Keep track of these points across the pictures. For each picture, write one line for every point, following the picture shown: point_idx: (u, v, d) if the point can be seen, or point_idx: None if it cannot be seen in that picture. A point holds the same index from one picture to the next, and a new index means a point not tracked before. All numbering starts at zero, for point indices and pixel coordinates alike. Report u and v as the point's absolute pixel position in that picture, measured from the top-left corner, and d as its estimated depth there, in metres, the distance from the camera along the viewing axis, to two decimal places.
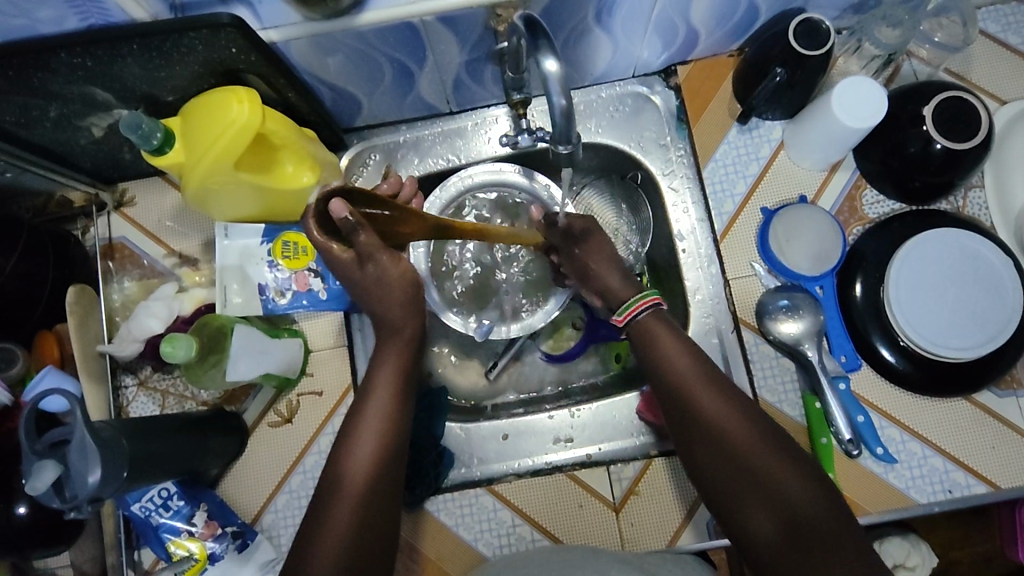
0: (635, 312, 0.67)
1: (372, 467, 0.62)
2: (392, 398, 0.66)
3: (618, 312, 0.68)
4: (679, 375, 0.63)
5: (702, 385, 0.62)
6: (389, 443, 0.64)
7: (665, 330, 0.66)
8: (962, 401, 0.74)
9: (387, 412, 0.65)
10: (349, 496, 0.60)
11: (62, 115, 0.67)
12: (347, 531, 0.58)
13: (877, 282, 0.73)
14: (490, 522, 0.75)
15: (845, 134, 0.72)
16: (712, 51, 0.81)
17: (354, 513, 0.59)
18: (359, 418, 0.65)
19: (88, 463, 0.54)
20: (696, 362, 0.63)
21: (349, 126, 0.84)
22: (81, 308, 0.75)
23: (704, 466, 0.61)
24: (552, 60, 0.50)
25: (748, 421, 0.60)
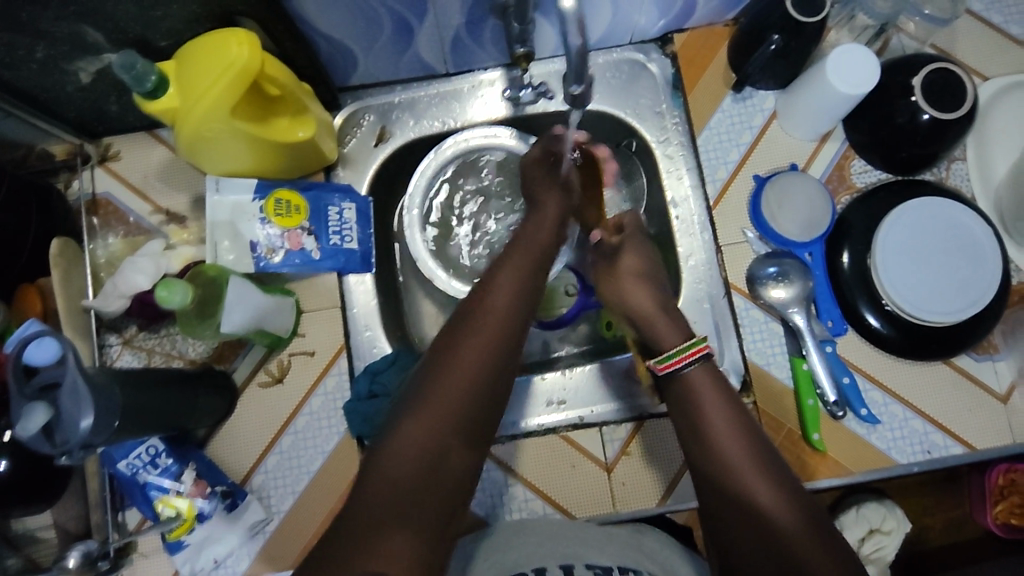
0: (682, 361, 0.66)
1: (485, 354, 0.57)
2: (509, 291, 0.62)
3: (659, 360, 0.67)
4: (704, 419, 0.63)
5: (730, 433, 0.62)
6: (504, 333, 0.59)
7: (704, 376, 0.66)
8: (942, 366, 0.76)
9: (504, 306, 0.61)
10: (464, 372, 0.56)
11: (49, 56, 0.65)
12: (445, 418, 0.54)
13: (865, 248, 0.75)
14: (485, 483, 0.75)
15: (839, 103, 0.73)
16: (707, 20, 0.82)
17: (460, 397, 0.55)
18: (473, 311, 0.60)
19: (80, 408, 0.53)
20: (729, 409, 0.63)
21: (343, 85, 0.83)
22: (65, 261, 0.73)
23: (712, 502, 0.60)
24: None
25: (767, 469, 0.59)
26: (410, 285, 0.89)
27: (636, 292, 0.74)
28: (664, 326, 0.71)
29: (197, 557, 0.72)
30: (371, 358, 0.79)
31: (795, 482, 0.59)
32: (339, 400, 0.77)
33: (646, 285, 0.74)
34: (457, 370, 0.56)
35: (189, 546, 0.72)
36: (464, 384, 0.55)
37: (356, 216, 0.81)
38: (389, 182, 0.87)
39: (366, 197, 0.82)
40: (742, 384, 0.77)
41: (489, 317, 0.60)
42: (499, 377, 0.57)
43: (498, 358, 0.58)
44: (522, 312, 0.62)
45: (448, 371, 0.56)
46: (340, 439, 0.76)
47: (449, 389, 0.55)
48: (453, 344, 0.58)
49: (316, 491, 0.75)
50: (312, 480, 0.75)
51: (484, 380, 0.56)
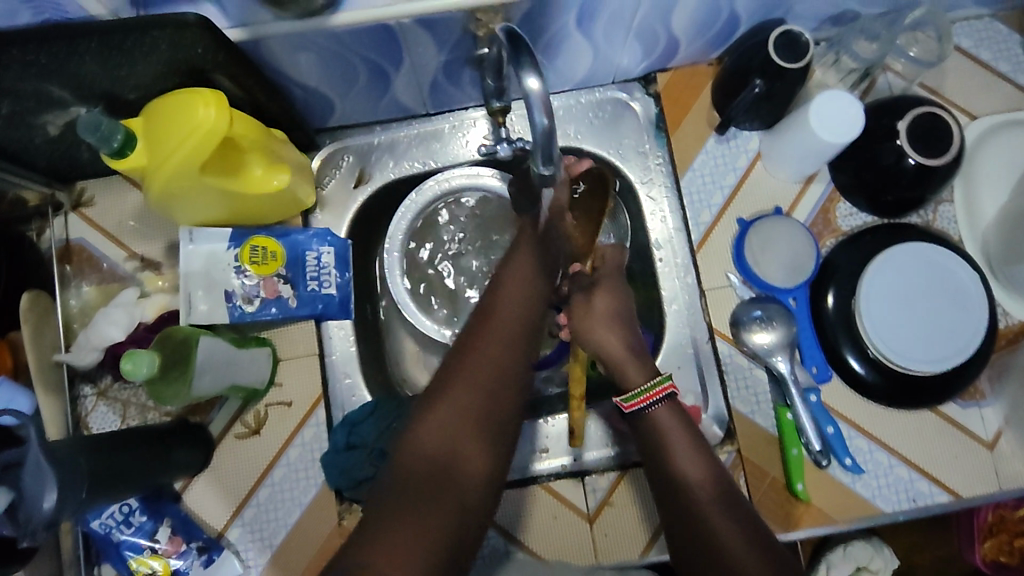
0: (649, 401, 0.66)
1: (500, 343, 0.61)
2: (523, 278, 0.66)
3: (626, 399, 0.67)
4: (674, 462, 0.64)
5: (701, 479, 0.62)
6: (517, 320, 0.63)
7: (671, 418, 0.65)
8: (928, 412, 0.75)
9: (514, 302, 0.64)
10: (482, 358, 0.60)
11: (14, 112, 0.63)
12: (466, 404, 0.58)
13: (850, 293, 0.74)
14: (487, 554, 0.74)
15: (822, 149, 0.72)
16: (691, 59, 0.80)
17: (479, 382, 0.59)
18: (488, 302, 0.65)
19: (44, 486, 0.52)
20: (695, 452, 0.64)
21: (320, 127, 0.82)
22: (36, 315, 0.72)
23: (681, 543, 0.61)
24: (534, 77, 0.47)
25: (732, 513, 0.60)
26: (391, 323, 0.88)
27: (606, 334, 0.72)
28: (629, 368, 0.69)
29: None
30: (350, 406, 0.78)
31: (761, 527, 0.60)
32: (317, 450, 0.76)
33: (615, 329, 0.72)
34: (476, 358, 0.60)
35: None
36: (483, 371, 0.60)
37: (335, 260, 0.79)
38: (369, 223, 0.86)
39: (345, 241, 0.81)
40: (726, 432, 0.76)
41: (504, 308, 0.64)
42: (518, 362, 0.61)
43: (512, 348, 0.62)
44: (535, 302, 0.65)
45: (468, 359, 0.60)
46: (318, 490, 0.74)
47: (468, 375, 0.59)
48: (473, 333, 0.63)
49: (294, 545, 0.74)
50: (290, 532, 0.74)
51: (503, 366, 0.60)
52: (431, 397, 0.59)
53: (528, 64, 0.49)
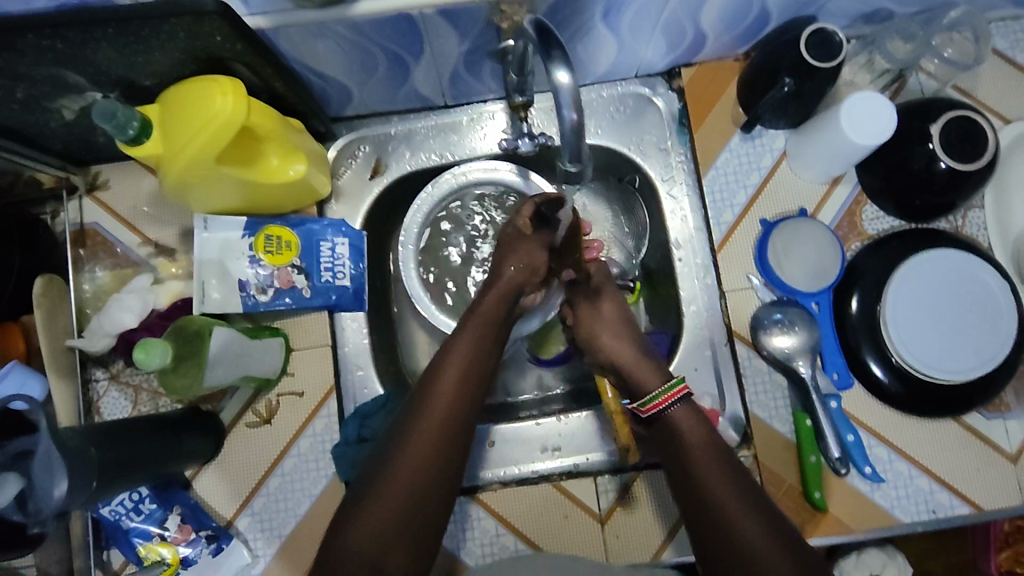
0: (661, 405, 0.66)
1: (427, 450, 0.62)
2: (460, 376, 0.66)
3: (643, 404, 0.67)
4: (687, 455, 0.63)
5: (713, 458, 0.62)
6: (449, 424, 0.64)
7: (687, 417, 0.65)
8: (951, 422, 0.74)
9: (453, 389, 0.65)
10: (411, 463, 0.61)
11: (29, 96, 0.63)
12: (392, 511, 0.59)
13: (875, 299, 0.72)
14: (457, 523, 0.74)
15: (851, 151, 0.70)
16: (717, 55, 0.78)
17: (407, 490, 0.60)
18: (422, 403, 0.65)
19: (53, 476, 0.51)
20: (707, 442, 0.63)
21: (338, 116, 0.81)
22: (49, 300, 0.72)
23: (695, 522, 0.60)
24: (564, 71, 0.47)
25: (746, 496, 0.59)
26: (403, 315, 0.88)
27: (614, 347, 0.74)
28: (644, 375, 0.71)
29: None
30: (362, 399, 0.78)
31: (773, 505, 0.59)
32: (327, 442, 0.75)
33: (624, 335, 0.75)
34: (403, 466, 0.61)
35: None
36: (409, 480, 0.60)
37: (350, 251, 0.78)
38: (384, 214, 0.85)
39: (360, 231, 0.79)
40: (742, 435, 0.75)
41: (448, 376, 0.66)
42: (446, 467, 0.62)
43: (442, 456, 0.62)
44: (472, 402, 0.66)
45: (413, 435, 0.62)
46: (329, 482, 0.74)
47: (394, 485, 0.60)
48: (403, 436, 0.63)
49: (302, 535, 0.73)
50: (298, 524, 0.73)
51: (430, 474, 0.61)
52: (357, 504, 0.60)
53: (559, 58, 0.47)
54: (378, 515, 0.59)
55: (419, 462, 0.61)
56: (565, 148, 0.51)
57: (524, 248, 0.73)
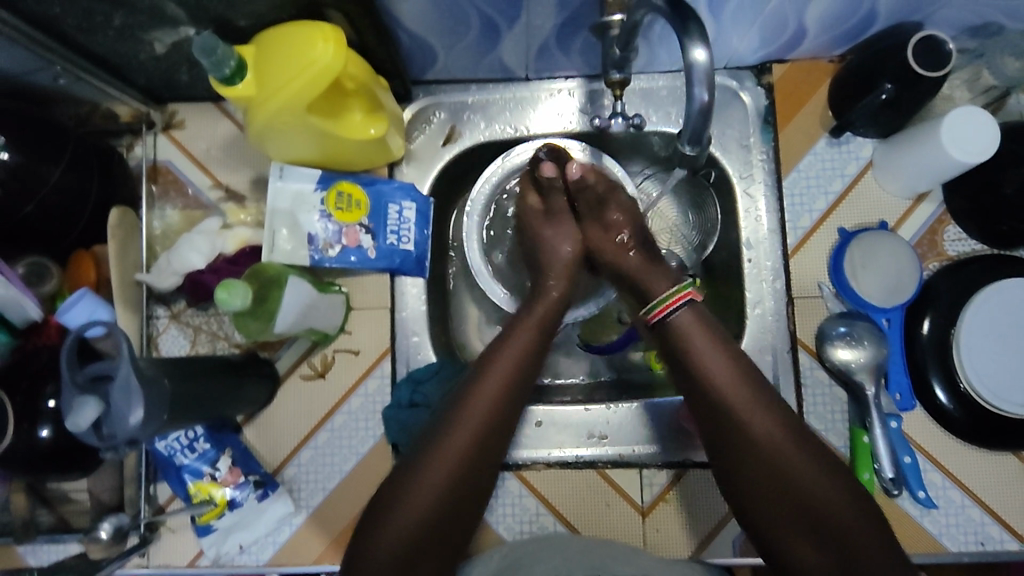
0: (667, 310, 0.64)
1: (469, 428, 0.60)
2: (514, 364, 0.64)
3: (652, 308, 0.65)
4: (739, 415, 0.58)
5: (754, 413, 0.58)
6: (500, 403, 0.62)
7: (693, 320, 0.63)
8: (1011, 456, 0.72)
9: (505, 368, 0.64)
10: (454, 451, 0.59)
11: (126, 25, 0.64)
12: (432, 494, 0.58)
13: (948, 322, 0.70)
14: (496, 494, 0.74)
15: (945, 166, 0.68)
16: (812, 53, 0.76)
17: (451, 473, 0.59)
18: (473, 378, 0.63)
19: (130, 403, 0.52)
20: (752, 393, 0.59)
21: (417, 78, 0.80)
22: (122, 231, 0.72)
23: (738, 475, 0.58)
24: (701, 50, 0.51)
25: (807, 455, 0.57)
26: (458, 287, 0.87)
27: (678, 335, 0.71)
28: (658, 282, 0.69)
29: (224, 541, 0.72)
30: (415, 364, 0.77)
31: (822, 450, 0.58)
32: (378, 403, 0.75)
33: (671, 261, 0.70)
34: (445, 455, 0.59)
35: (217, 530, 0.72)
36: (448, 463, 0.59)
37: (416, 216, 0.77)
38: (451, 182, 0.84)
39: (427, 197, 0.79)
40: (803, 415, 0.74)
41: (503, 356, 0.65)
42: (487, 452, 0.61)
43: (484, 437, 0.61)
44: (524, 384, 0.64)
45: (466, 410, 0.61)
46: (376, 443, 0.74)
47: (437, 475, 0.58)
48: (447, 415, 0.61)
49: (344, 489, 0.74)
50: (343, 479, 0.74)
51: (469, 461, 0.60)
52: (400, 488, 0.58)
53: (696, 33, 0.51)
54: (418, 507, 0.57)
55: (469, 441, 0.60)
56: (688, 127, 0.55)
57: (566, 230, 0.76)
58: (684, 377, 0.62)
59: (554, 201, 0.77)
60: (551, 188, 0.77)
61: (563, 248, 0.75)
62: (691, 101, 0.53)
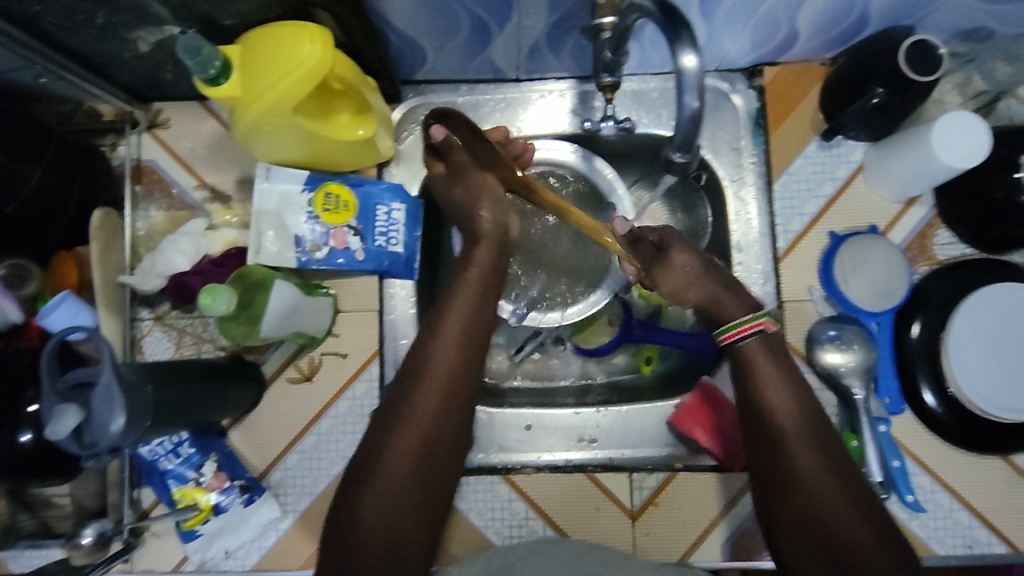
0: (740, 334, 0.62)
1: (440, 403, 0.60)
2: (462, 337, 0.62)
3: (722, 331, 0.63)
4: (782, 438, 0.58)
5: (796, 437, 0.58)
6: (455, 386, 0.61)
7: (762, 343, 0.61)
8: (999, 460, 0.72)
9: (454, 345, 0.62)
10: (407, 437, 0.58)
11: (109, 23, 0.62)
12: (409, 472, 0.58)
13: (938, 326, 0.70)
14: (486, 498, 0.74)
15: (935, 171, 0.68)
16: (804, 56, 0.76)
17: (409, 461, 0.58)
18: (419, 355, 0.62)
19: (111, 409, 0.51)
20: (796, 413, 0.59)
21: (406, 78, 0.79)
22: (106, 233, 0.71)
23: (770, 497, 0.58)
24: (690, 55, 0.50)
25: (841, 486, 0.56)
26: None
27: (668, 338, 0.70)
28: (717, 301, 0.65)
29: (209, 546, 0.71)
30: None
31: (861, 485, 0.56)
32: (366, 406, 0.75)
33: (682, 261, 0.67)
34: (400, 440, 0.58)
35: (202, 535, 0.71)
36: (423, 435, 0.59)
37: (405, 217, 0.76)
38: None
39: (416, 198, 0.78)
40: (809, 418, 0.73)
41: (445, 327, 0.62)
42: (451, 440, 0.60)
43: (444, 422, 0.60)
44: (473, 355, 0.62)
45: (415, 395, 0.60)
46: None
47: (395, 464, 0.57)
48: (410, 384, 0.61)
49: (331, 493, 0.73)
50: (330, 484, 0.73)
51: (424, 447, 0.58)
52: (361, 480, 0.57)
53: (685, 40, 0.51)
54: (380, 499, 0.56)
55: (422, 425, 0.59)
56: (678, 134, 0.55)
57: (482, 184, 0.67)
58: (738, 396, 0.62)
59: (461, 162, 0.66)
60: (455, 151, 0.65)
61: (487, 209, 0.66)
62: (680, 108, 0.53)
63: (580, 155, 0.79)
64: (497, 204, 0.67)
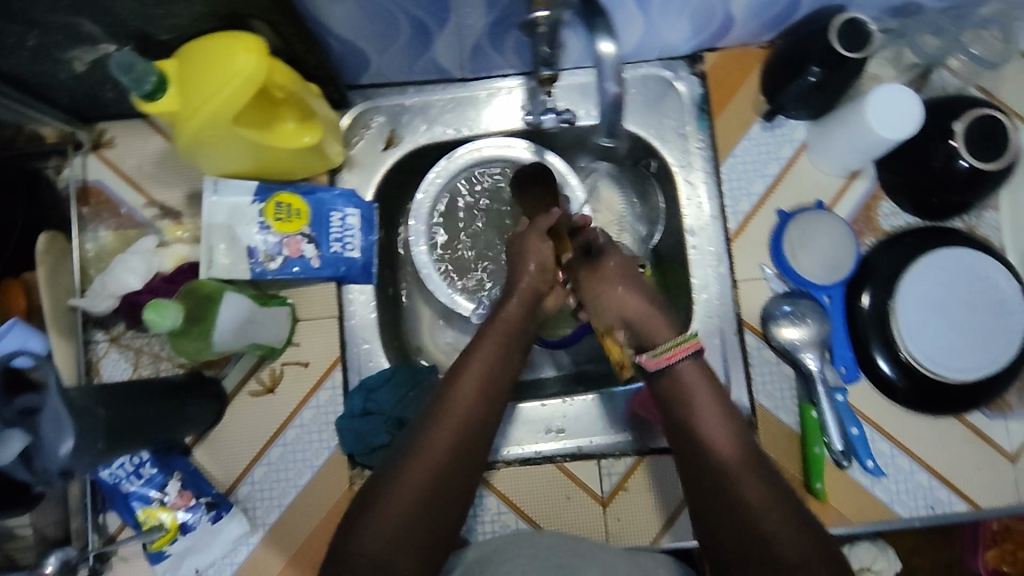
0: (674, 357, 0.60)
1: (455, 443, 0.59)
2: (484, 375, 0.63)
3: (654, 354, 0.61)
4: (713, 452, 0.56)
5: (725, 445, 0.56)
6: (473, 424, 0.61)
7: (696, 376, 0.60)
8: (954, 420, 0.74)
9: (478, 384, 0.62)
10: (423, 465, 0.58)
11: (41, 45, 0.61)
12: (417, 495, 0.57)
13: (888, 295, 0.72)
14: None
15: (872, 144, 0.70)
16: (742, 41, 0.78)
17: (418, 491, 0.57)
18: (444, 394, 0.62)
19: (60, 433, 0.51)
20: (725, 420, 0.58)
21: (352, 83, 0.79)
22: (53, 258, 0.71)
23: (708, 517, 0.55)
24: (608, 41, 0.52)
25: (772, 494, 0.54)
26: (411, 291, 0.86)
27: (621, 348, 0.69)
28: (656, 326, 0.64)
29: (178, 566, 0.70)
30: (367, 371, 0.76)
31: (794, 498, 0.54)
32: (331, 414, 0.74)
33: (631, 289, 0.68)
34: (415, 467, 0.57)
35: (170, 556, 0.70)
36: (437, 463, 0.58)
37: (360, 223, 0.76)
38: (396, 186, 0.84)
39: (370, 203, 0.78)
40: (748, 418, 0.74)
41: (471, 367, 0.63)
42: (466, 473, 0.60)
43: (461, 455, 0.59)
44: (498, 393, 0.63)
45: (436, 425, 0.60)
46: (331, 454, 0.73)
47: (409, 488, 0.57)
48: (429, 418, 0.61)
49: (300, 504, 0.73)
50: (299, 494, 0.73)
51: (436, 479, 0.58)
52: (373, 503, 0.56)
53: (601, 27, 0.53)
54: (384, 524, 0.55)
55: (440, 455, 0.58)
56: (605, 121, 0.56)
57: (542, 246, 0.71)
58: (670, 418, 0.60)
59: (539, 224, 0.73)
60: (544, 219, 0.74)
61: (531, 269, 0.70)
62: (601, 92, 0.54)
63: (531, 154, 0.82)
64: (542, 270, 0.70)
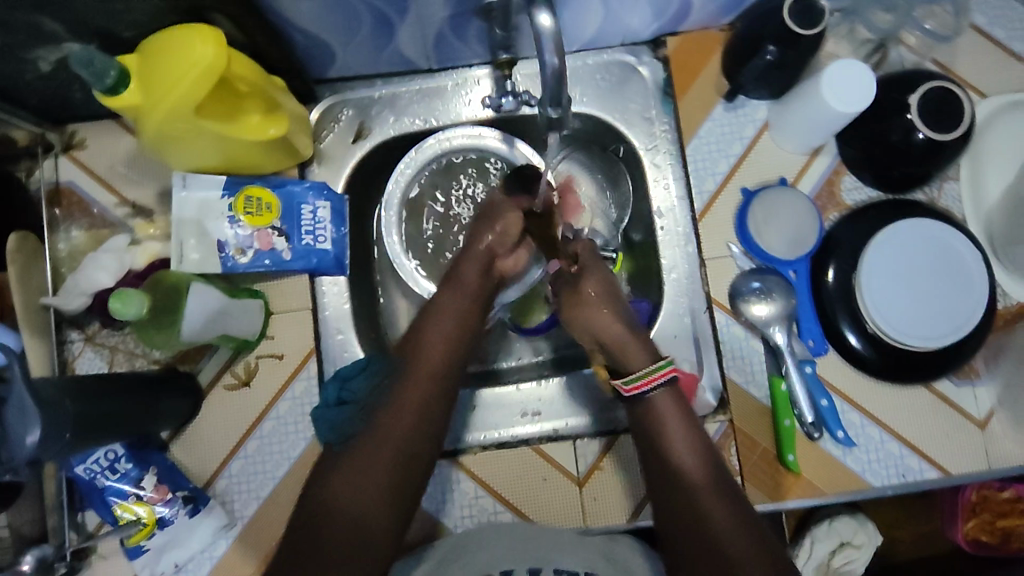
0: (649, 384, 0.64)
1: (416, 409, 0.63)
2: (442, 343, 0.67)
3: (627, 381, 0.64)
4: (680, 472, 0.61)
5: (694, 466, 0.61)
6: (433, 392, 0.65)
7: (671, 405, 0.63)
8: (923, 389, 0.75)
9: (438, 354, 0.66)
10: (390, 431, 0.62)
11: (5, 45, 0.62)
12: (386, 452, 0.61)
13: (852, 267, 0.73)
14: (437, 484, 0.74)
15: (830, 119, 0.71)
16: (702, 24, 0.79)
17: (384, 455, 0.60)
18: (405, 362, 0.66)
19: (27, 422, 0.51)
20: (694, 440, 0.62)
21: (320, 78, 0.80)
22: (24, 255, 0.71)
23: (672, 530, 0.59)
24: (546, 15, 0.53)
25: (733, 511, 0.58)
26: (386, 283, 0.87)
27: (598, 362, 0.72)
28: (633, 350, 0.66)
29: (157, 560, 0.70)
30: (342, 363, 0.78)
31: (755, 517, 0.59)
32: (307, 405, 0.75)
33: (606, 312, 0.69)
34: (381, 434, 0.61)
35: (148, 551, 0.70)
36: (402, 430, 0.62)
37: (331, 215, 0.77)
38: (367, 179, 0.84)
39: (341, 196, 0.79)
40: (719, 401, 0.75)
41: (429, 337, 0.67)
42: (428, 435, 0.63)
43: (421, 419, 0.63)
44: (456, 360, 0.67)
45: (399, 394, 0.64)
46: (307, 444, 0.74)
47: (379, 452, 0.60)
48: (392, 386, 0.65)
49: (278, 494, 0.73)
50: (277, 485, 0.73)
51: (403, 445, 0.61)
52: (342, 462, 0.60)
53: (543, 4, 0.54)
54: (352, 484, 0.59)
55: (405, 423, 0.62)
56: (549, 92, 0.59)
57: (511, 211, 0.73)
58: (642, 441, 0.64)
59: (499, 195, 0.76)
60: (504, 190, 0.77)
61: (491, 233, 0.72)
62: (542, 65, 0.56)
63: (502, 143, 0.82)
64: (501, 236, 0.72)
